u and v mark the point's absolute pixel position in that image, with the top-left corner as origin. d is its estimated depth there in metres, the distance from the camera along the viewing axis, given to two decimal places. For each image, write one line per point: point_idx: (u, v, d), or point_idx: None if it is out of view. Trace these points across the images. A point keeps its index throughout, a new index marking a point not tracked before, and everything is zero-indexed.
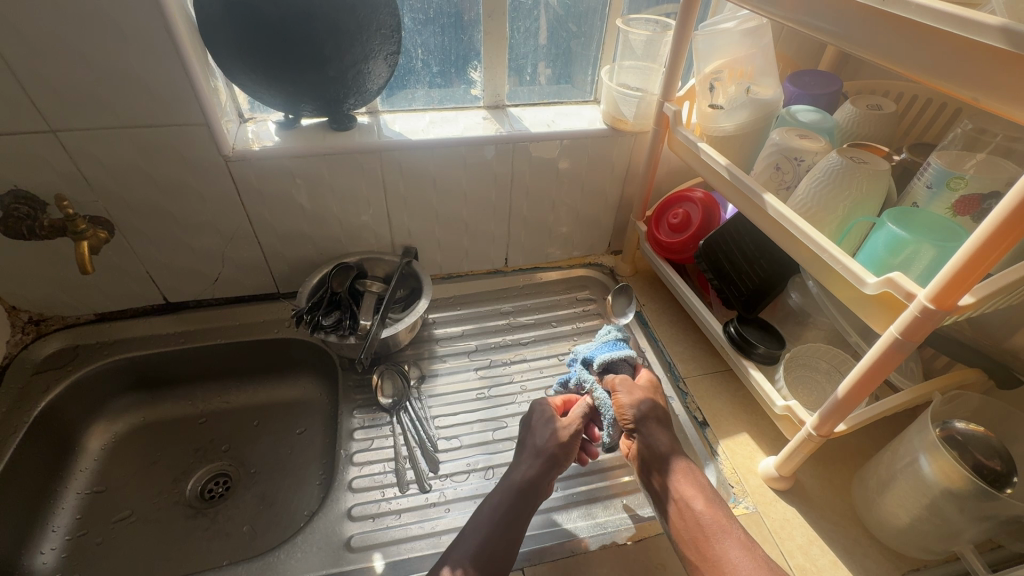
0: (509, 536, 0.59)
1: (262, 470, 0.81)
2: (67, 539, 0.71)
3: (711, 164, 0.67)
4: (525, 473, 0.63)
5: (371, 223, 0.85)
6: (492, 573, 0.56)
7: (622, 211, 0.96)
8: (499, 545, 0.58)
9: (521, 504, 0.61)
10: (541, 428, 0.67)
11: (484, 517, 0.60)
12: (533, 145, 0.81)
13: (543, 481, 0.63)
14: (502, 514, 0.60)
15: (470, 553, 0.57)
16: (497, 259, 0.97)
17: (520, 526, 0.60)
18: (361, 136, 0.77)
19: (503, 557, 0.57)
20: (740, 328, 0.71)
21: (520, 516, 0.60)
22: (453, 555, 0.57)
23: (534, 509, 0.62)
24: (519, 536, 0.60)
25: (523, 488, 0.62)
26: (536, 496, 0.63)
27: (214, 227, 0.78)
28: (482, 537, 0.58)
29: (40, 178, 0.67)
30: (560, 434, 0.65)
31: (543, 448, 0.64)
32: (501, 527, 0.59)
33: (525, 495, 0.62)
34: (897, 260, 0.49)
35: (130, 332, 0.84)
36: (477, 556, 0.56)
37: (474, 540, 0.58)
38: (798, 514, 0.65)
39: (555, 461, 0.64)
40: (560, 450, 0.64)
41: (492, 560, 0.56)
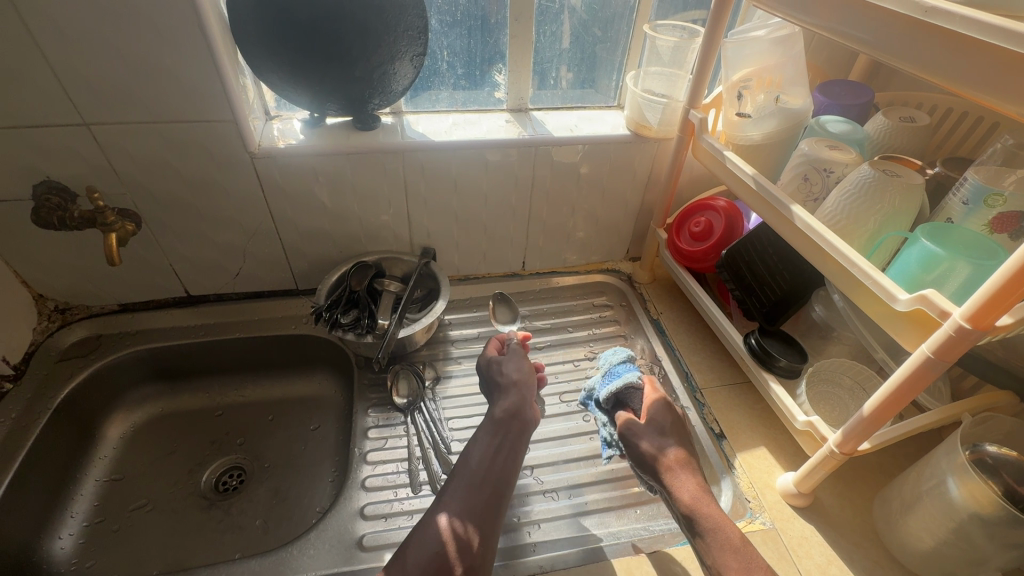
0: (502, 465, 0.64)
1: (276, 465, 0.81)
2: (85, 525, 0.72)
3: (738, 173, 0.66)
4: (501, 406, 0.69)
5: (391, 223, 0.85)
6: (491, 492, 0.61)
7: (643, 218, 0.95)
8: (491, 470, 0.63)
9: (507, 433, 0.67)
10: (507, 364, 0.74)
11: (477, 445, 0.66)
12: (554, 149, 0.81)
13: (522, 412, 0.69)
14: (491, 442, 0.66)
15: (467, 477, 0.62)
16: (515, 263, 0.97)
17: (510, 451, 0.65)
18: (385, 137, 0.77)
19: (500, 480, 0.63)
20: (761, 339, 0.70)
21: (505, 442, 0.66)
22: (455, 482, 0.62)
23: (522, 437, 0.68)
24: (512, 462, 0.65)
25: (503, 418, 0.68)
26: (521, 427, 0.68)
27: (237, 223, 0.79)
28: (476, 464, 0.63)
29: (73, 171, 0.68)
30: (519, 364, 0.74)
31: (511, 381, 0.71)
32: (490, 452, 0.64)
33: (508, 425, 0.67)
34: (929, 277, 0.48)
35: (152, 323, 0.85)
36: (473, 480, 0.62)
37: (469, 466, 0.63)
38: (816, 532, 0.63)
39: (523, 389, 0.71)
40: (524, 381, 0.72)
41: (487, 482, 0.62)
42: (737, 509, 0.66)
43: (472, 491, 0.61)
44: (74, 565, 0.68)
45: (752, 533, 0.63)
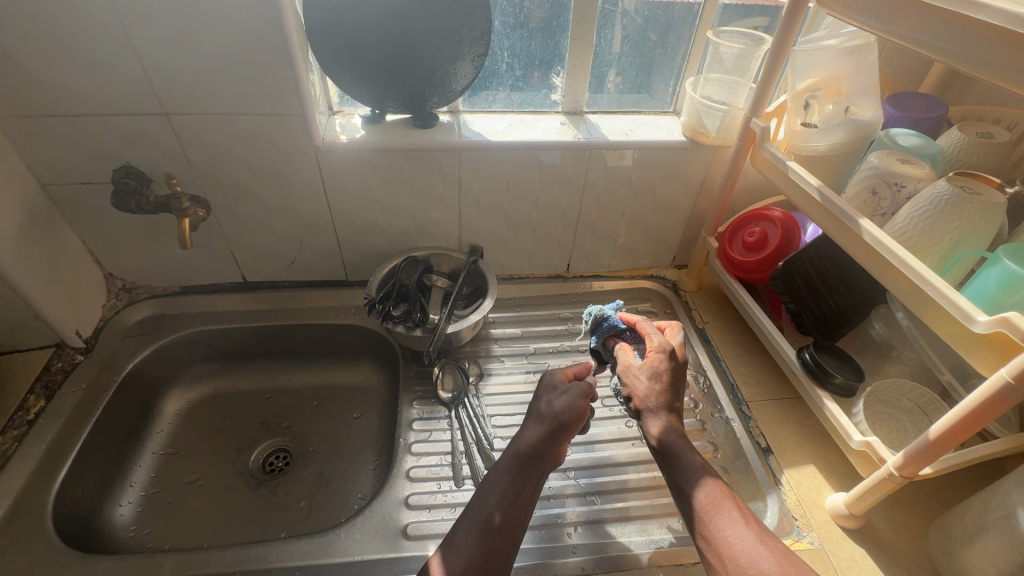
0: (520, 507, 0.58)
1: (321, 450, 0.84)
2: (143, 494, 0.75)
3: (800, 183, 0.64)
4: (528, 440, 0.62)
5: (442, 219, 0.86)
6: (506, 539, 0.55)
7: (692, 225, 0.94)
8: (510, 513, 0.56)
9: (528, 469, 0.60)
10: (552, 397, 0.67)
11: (492, 483, 0.59)
12: (608, 153, 0.81)
13: (547, 450, 0.62)
14: (510, 483, 0.59)
15: (481, 518, 0.56)
16: (559, 264, 0.97)
17: (527, 492, 0.59)
18: (443, 135, 0.78)
19: (516, 526, 0.56)
20: (815, 354, 0.68)
21: (526, 484, 0.59)
22: (466, 524, 0.56)
23: (542, 477, 0.61)
24: (529, 505, 0.59)
25: (529, 454, 0.61)
26: (543, 466, 0.61)
27: (296, 213, 0.82)
28: (493, 505, 0.57)
29: (151, 157, 0.72)
30: (569, 400, 0.65)
31: (552, 416, 0.64)
32: (512, 494, 0.58)
33: (531, 464, 0.60)
34: (1010, 299, 0.46)
35: (210, 306, 0.89)
36: (487, 523, 0.55)
37: (486, 507, 0.57)
38: (867, 555, 0.62)
39: (561, 427, 0.63)
40: (572, 414, 0.64)
41: (503, 527, 0.55)
42: (783, 526, 0.64)
43: (486, 535, 0.55)
44: (132, 532, 0.72)
45: (799, 552, 0.62)
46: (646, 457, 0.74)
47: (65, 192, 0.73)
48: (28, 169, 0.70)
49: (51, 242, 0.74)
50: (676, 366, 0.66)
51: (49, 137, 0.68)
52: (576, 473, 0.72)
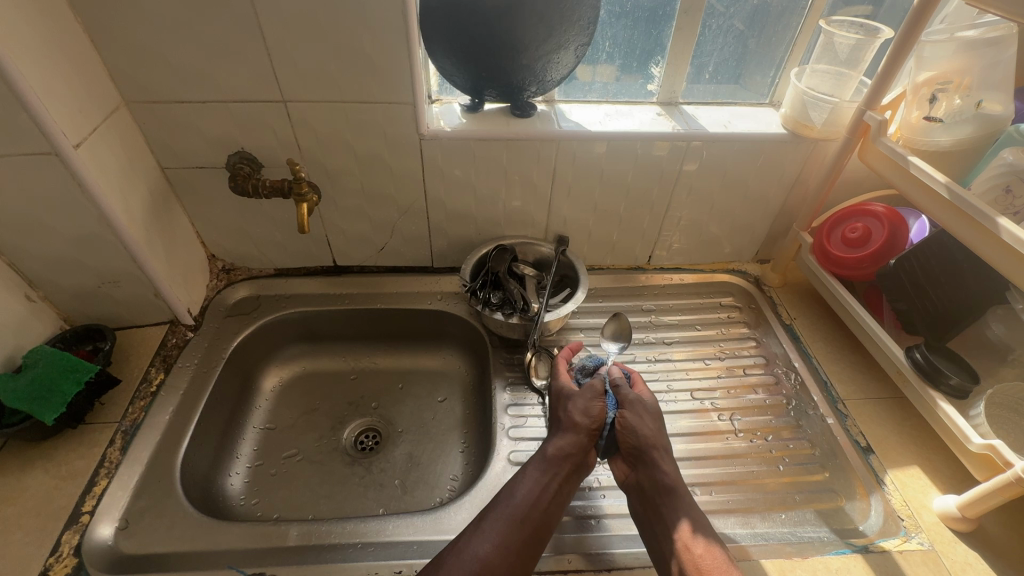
0: (548, 504, 0.60)
1: (410, 430, 0.86)
2: (248, 466, 0.79)
3: (925, 180, 0.63)
4: (555, 444, 0.65)
5: (532, 209, 0.87)
6: (531, 534, 0.58)
7: (781, 219, 0.92)
8: (537, 514, 0.59)
9: (554, 470, 0.63)
10: (577, 401, 0.68)
11: (523, 479, 0.62)
12: (707, 144, 0.80)
13: (575, 454, 0.64)
14: (539, 481, 0.61)
15: (510, 510, 0.59)
16: (641, 256, 0.97)
17: (556, 491, 0.62)
18: (541, 124, 0.79)
19: (542, 523, 0.59)
20: (928, 354, 0.67)
21: (555, 484, 0.62)
22: (497, 513, 0.59)
23: (570, 479, 0.63)
24: (557, 504, 0.61)
25: (557, 457, 0.64)
26: (571, 473, 0.64)
27: (393, 199, 0.83)
28: (521, 497, 0.60)
29: (265, 142, 0.74)
30: (591, 403, 0.67)
31: (577, 421, 0.66)
32: (538, 491, 0.60)
33: (558, 465, 0.63)
34: None
35: (302, 288, 0.92)
36: (516, 517, 0.58)
37: (514, 499, 0.60)
38: (981, 559, 0.61)
39: (589, 434, 0.66)
40: (596, 422, 0.66)
41: (530, 521, 0.58)
42: (889, 527, 0.64)
43: (512, 527, 0.57)
44: (243, 501, 0.75)
45: (909, 552, 0.61)
46: (741, 451, 0.73)
47: (182, 175, 0.77)
48: (152, 152, 0.73)
49: (168, 223, 0.77)
50: (653, 415, 0.68)
51: (173, 122, 0.71)
52: None
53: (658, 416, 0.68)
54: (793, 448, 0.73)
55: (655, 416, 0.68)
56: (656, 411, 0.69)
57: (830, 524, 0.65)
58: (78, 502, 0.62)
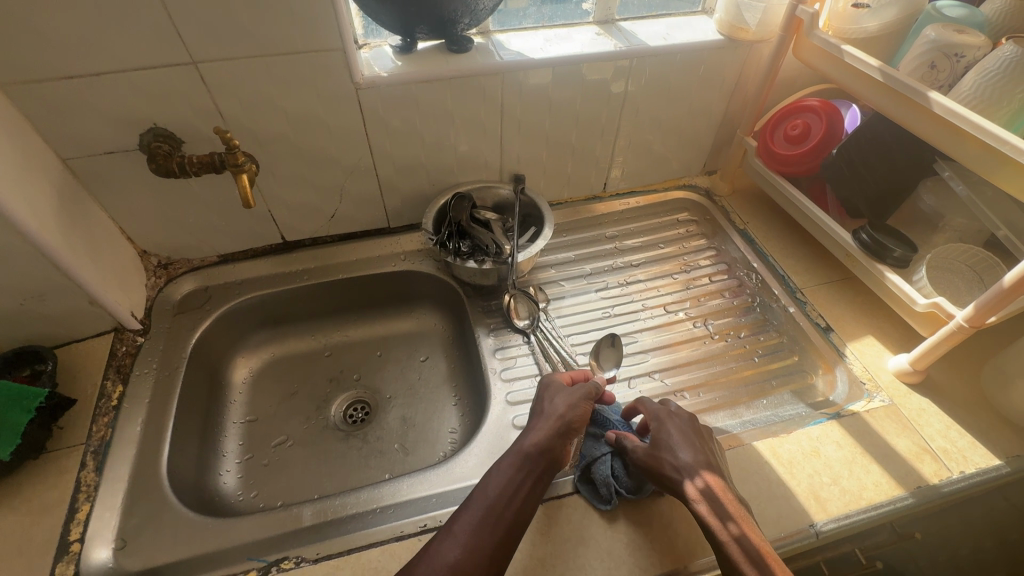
0: (522, 503, 0.54)
1: (399, 395, 0.86)
2: (238, 462, 0.76)
3: (859, 67, 0.66)
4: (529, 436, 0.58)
5: (485, 152, 0.85)
6: (506, 534, 0.51)
7: (725, 128, 0.94)
8: (509, 510, 0.53)
9: (529, 470, 0.56)
10: (555, 396, 0.62)
11: (494, 474, 0.55)
12: (649, 60, 0.79)
13: (552, 449, 0.57)
14: (511, 480, 0.55)
15: (480, 511, 0.52)
16: (596, 184, 0.97)
17: (530, 490, 0.55)
18: (481, 57, 0.75)
19: (516, 523, 0.52)
20: (873, 233, 0.72)
21: (530, 482, 0.55)
22: (465, 513, 0.52)
23: (548, 476, 0.57)
24: (530, 505, 0.54)
25: (535, 454, 0.56)
26: (550, 467, 0.57)
27: (337, 160, 0.78)
28: (494, 495, 0.53)
29: (180, 113, 0.66)
30: (572, 396, 0.61)
31: (556, 413, 0.59)
32: (513, 489, 0.54)
33: (535, 462, 0.56)
34: None
35: (254, 272, 0.86)
36: (487, 516, 0.52)
37: (487, 497, 0.53)
38: (931, 403, 0.69)
39: (569, 426, 0.59)
40: (576, 416, 0.59)
41: (504, 519, 0.52)
42: (854, 392, 0.71)
43: (482, 528, 0.51)
44: (241, 497, 0.73)
45: (874, 410, 0.69)
46: (719, 351, 0.78)
47: (91, 165, 0.68)
48: (46, 144, 0.64)
49: (86, 221, 0.69)
50: (684, 440, 0.57)
51: (66, 105, 0.61)
52: (660, 375, 0.76)
53: (694, 438, 0.58)
54: (763, 340, 0.79)
55: (693, 441, 0.57)
56: (692, 431, 0.59)
57: (804, 400, 0.72)
58: (64, 532, 0.57)
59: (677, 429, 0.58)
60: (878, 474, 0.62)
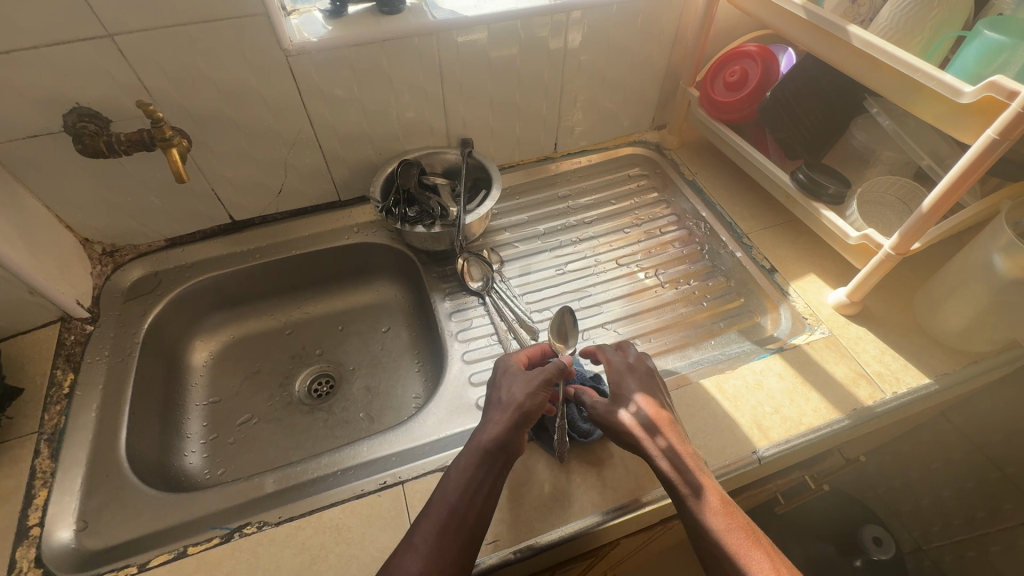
0: (485, 499, 0.52)
1: (362, 367, 0.87)
2: (203, 442, 0.76)
3: (785, 7, 0.67)
4: (484, 433, 0.54)
5: (429, 117, 0.84)
6: (469, 538, 0.49)
7: (669, 80, 0.95)
8: (472, 513, 0.50)
9: (490, 466, 0.53)
10: (509, 382, 0.59)
11: (452, 477, 0.52)
12: (585, 13, 0.79)
13: (511, 445, 0.54)
14: (471, 480, 0.52)
15: (441, 518, 0.50)
16: (547, 145, 0.97)
17: (493, 486, 0.53)
18: (414, 18, 0.74)
19: (480, 522, 0.50)
20: (809, 172, 0.74)
21: (491, 478, 0.53)
22: (426, 522, 0.50)
23: (510, 467, 0.54)
24: (496, 500, 0.53)
25: (493, 449, 0.53)
26: (510, 459, 0.54)
27: (276, 132, 0.77)
28: (456, 498, 0.51)
29: (102, 90, 0.64)
30: (528, 384, 0.57)
31: (514, 404, 0.55)
32: (473, 490, 0.51)
33: (494, 457, 0.53)
34: (990, 69, 0.52)
35: (204, 254, 0.85)
36: (447, 523, 0.49)
37: (447, 503, 0.51)
38: (868, 332, 0.72)
39: (528, 414, 0.55)
40: (533, 404, 0.56)
41: (466, 523, 0.50)
42: (796, 327, 0.74)
43: (445, 536, 0.49)
44: (208, 474, 0.73)
45: (815, 342, 0.72)
46: (670, 299, 0.80)
47: (14, 151, 0.65)
48: None
49: (16, 210, 0.67)
50: (646, 384, 0.59)
51: None
52: (613, 325, 0.77)
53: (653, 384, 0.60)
54: (711, 286, 0.81)
55: (650, 386, 0.60)
56: (652, 377, 0.61)
57: (749, 338, 0.75)
58: (23, 518, 0.57)
59: (636, 375, 0.60)
60: (818, 400, 0.66)
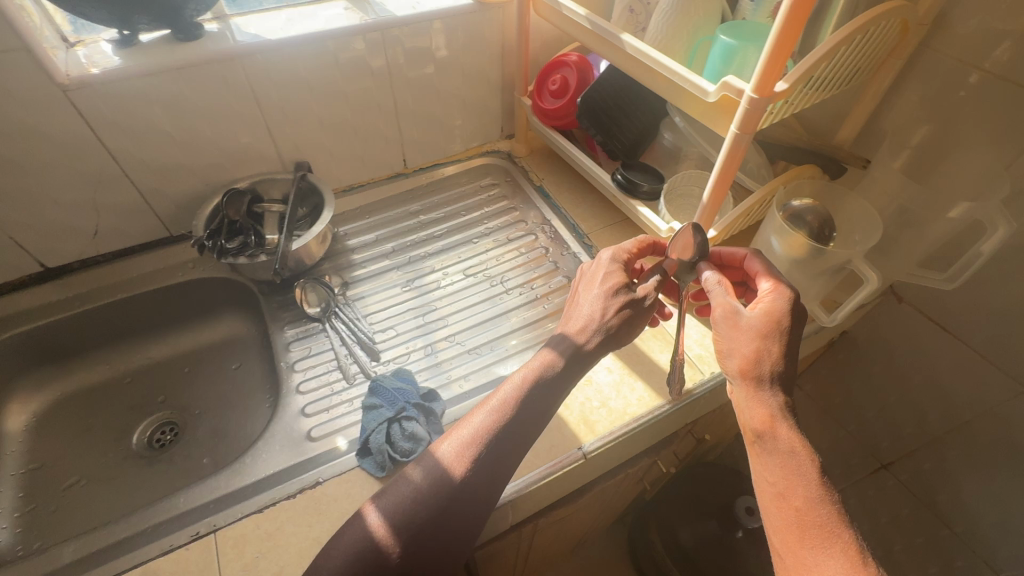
0: (479, 462, 0.52)
1: (208, 409, 0.82)
2: (14, 516, 0.67)
3: (574, 18, 0.70)
4: (485, 413, 0.54)
5: (255, 143, 0.81)
6: (449, 498, 0.50)
7: (508, 90, 0.97)
8: (461, 475, 0.51)
9: (506, 430, 0.53)
10: (584, 297, 0.61)
11: (452, 431, 0.54)
12: (401, 31, 0.79)
13: (534, 415, 0.54)
14: (483, 432, 0.53)
15: (429, 468, 0.52)
16: (396, 162, 0.97)
17: (503, 452, 0.52)
18: (213, 44, 0.71)
19: (462, 487, 0.51)
20: (626, 173, 0.78)
21: (500, 441, 0.53)
22: (417, 463, 0.53)
23: (534, 432, 0.54)
24: (506, 462, 0.53)
25: (507, 409, 0.54)
26: (550, 400, 0.56)
27: (74, 171, 0.71)
28: (445, 451, 0.53)
29: None
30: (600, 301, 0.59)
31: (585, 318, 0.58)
32: (465, 448, 0.52)
33: (503, 416, 0.54)
34: (732, 68, 0.56)
35: (9, 309, 0.76)
36: (434, 472, 0.52)
37: (438, 454, 0.53)
38: (693, 318, 0.77)
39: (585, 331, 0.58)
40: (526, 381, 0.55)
41: (450, 483, 0.51)
42: None
43: (424, 487, 0.51)
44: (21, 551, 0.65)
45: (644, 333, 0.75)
46: (515, 305, 0.81)
47: None
48: None
49: None
50: (736, 332, 0.53)
51: None
52: (458, 338, 0.77)
53: (743, 321, 0.53)
54: (556, 288, 0.83)
55: (764, 334, 0.52)
56: (765, 318, 0.53)
57: None
58: None
59: (757, 314, 0.53)
60: (642, 389, 0.69)
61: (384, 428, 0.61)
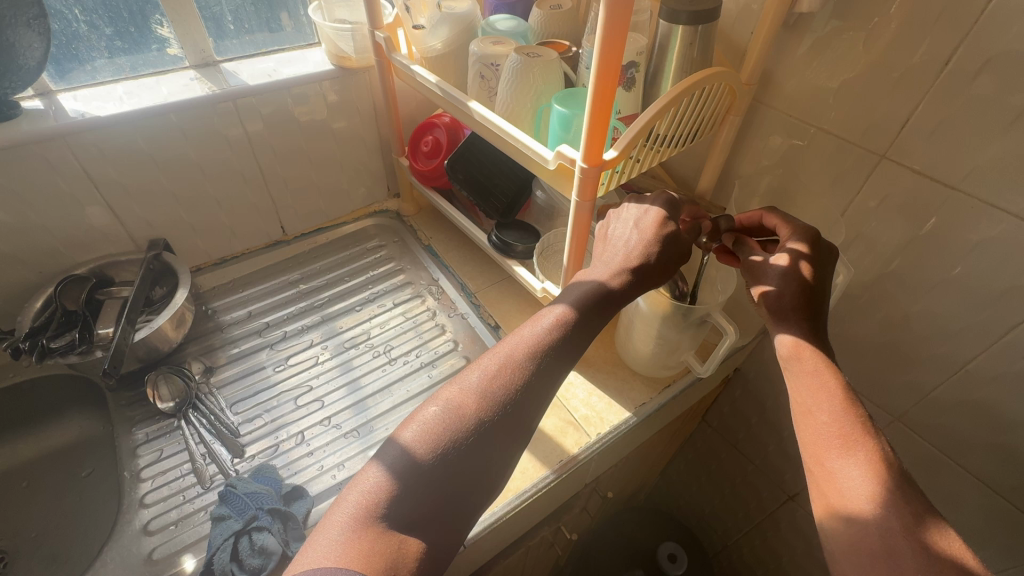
0: (490, 418, 0.44)
1: (46, 530, 0.71)
2: None
3: (426, 84, 0.68)
4: (488, 364, 0.47)
5: (95, 225, 0.74)
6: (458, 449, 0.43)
7: (386, 150, 0.95)
8: (468, 430, 0.43)
9: (518, 380, 0.46)
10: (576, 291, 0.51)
11: (467, 375, 0.47)
12: (256, 99, 0.76)
13: (528, 395, 0.46)
14: (487, 384, 0.46)
15: (431, 418, 0.44)
16: (272, 229, 0.92)
17: (512, 402, 0.45)
18: (31, 123, 0.64)
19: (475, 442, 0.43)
20: (499, 233, 0.77)
21: (511, 392, 0.46)
22: (416, 416, 0.45)
23: (541, 394, 0.47)
24: (518, 409, 0.45)
25: (519, 360, 0.47)
26: (553, 364, 0.48)
27: None
28: (457, 398, 0.45)
29: None
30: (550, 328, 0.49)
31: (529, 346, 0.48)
32: (481, 396, 0.45)
33: (513, 368, 0.47)
34: (570, 135, 0.56)
35: None
36: (437, 418, 0.44)
37: (444, 401, 0.45)
38: (579, 375, 0.75)
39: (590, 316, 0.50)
40: (501, 381, 0.46)
41: (459, 429, 0.43)
42: None
43: (430, 439, 0.42)
44: None
45: None
46: (398, 375, 0.76)
47: None
48: None
49: None
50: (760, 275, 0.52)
51: None
52: (334, 419, 0.71)
53: (767, 266, 0.51)
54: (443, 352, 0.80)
55: (789, 271, 0.50)
56: (790, 254, 0.50)
57: None
58: None
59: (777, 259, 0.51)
60: (526, 460, 0.65)
61: (229, 543, 0.56)
